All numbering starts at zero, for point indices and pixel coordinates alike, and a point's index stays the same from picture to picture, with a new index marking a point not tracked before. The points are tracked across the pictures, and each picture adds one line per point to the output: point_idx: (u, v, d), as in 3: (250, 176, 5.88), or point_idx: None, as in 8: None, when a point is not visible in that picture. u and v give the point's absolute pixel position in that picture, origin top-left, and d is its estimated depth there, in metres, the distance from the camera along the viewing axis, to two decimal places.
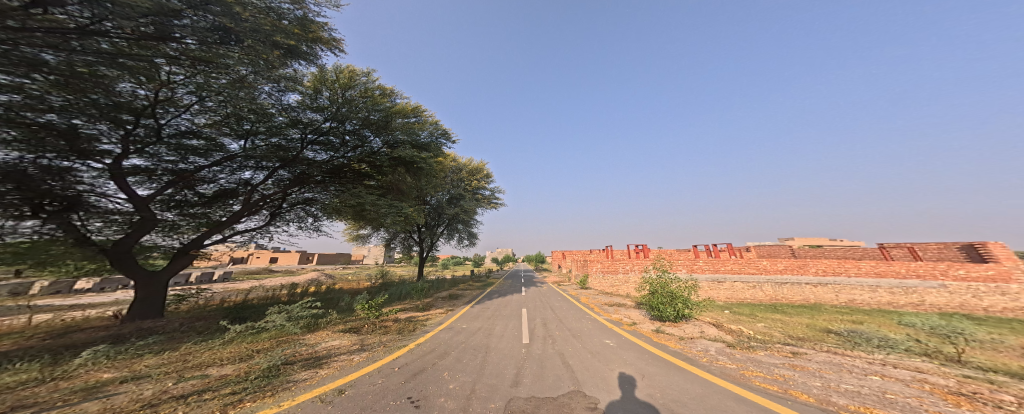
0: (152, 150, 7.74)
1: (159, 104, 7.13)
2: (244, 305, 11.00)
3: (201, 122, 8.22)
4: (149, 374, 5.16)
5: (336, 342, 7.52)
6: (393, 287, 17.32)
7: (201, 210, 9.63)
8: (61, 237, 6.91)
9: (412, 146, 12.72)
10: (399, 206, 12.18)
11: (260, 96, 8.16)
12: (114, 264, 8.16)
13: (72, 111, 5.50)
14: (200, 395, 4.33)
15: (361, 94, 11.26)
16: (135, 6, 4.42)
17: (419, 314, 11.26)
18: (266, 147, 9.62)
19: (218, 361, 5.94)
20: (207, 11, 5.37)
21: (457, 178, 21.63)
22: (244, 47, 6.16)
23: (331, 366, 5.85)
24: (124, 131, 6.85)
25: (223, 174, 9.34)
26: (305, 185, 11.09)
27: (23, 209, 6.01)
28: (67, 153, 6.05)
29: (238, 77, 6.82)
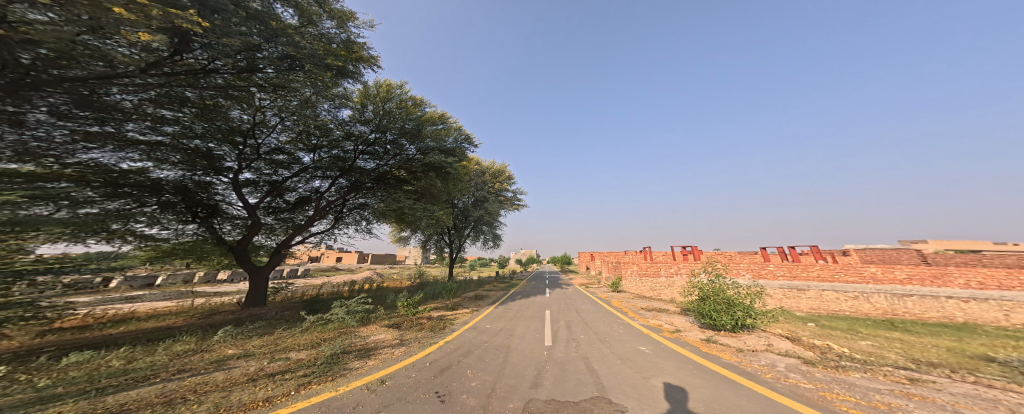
0: (255, 166, 9.46)
1: (256, 126, 8.62)
2: (316, 298, 12.44)
3: (284, 140, 9.66)
4: (256, 352, 6.19)
5: (383, 336, 8.21)
6: (427, 287, 18.39)
7: (289, 215, 10.97)
8: (208, 238, 8.60)
9: (440, 151, 13.33)
10: (432, 210, 13.05)
11: (321, 113, 9.49)
12: (239, 261, 9.46)
13: (209, 136, 7.11)
14: (281, 375, 5.09)
15: (397, 105, 11.91)
16: (231, 44, 5.49)
17: (448, 313, 11.75)
18: (329, 158, 10.89)
19: (298, 346, 6.88)
20: (278, 43, 6.35)
21: (480, 181, 22.10)
22: (305, 71, 7.33)
23: (378, 357, 6.42)
24: (237, 151, 8.47)
25: (301, 183, 10.81)
26: (361, 190, 12.27)
27: (186, 214, 7.83)
28: (206, 170, 7.75)
29: (304, 98, 8.17)
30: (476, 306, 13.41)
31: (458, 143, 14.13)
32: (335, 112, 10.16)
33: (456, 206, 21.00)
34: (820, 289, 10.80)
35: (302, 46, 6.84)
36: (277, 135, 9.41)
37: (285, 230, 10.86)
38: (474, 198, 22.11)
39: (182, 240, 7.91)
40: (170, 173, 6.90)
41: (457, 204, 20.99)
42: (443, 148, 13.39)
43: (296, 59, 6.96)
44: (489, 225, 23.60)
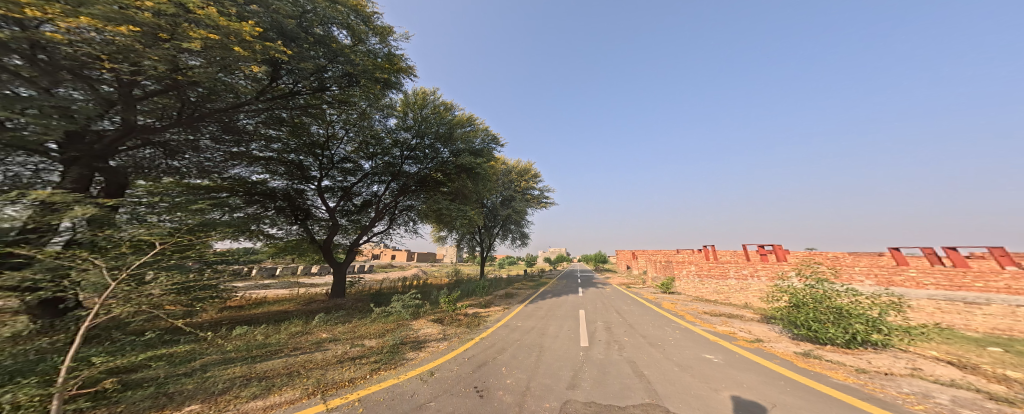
0: (332, 174, 10.72)
1: (329, 140, 9.80)
2: (378, 291, 13.68)
3: (350, 150, 10.78)
4: (341, 338, 6.92)
5: (429, 330, 8.58)
6: (461, 284, 19.09)
7: (356, 216, 12.04)
8: (305, 237, 9.98)
9: (472, 152, 13.33)
10: (465, 210, 13.11)
11: (374, 123, 10.57)
12: (325, 258, 10.78)
13: (299, 150, 8.60)
14: (358, 360, 5.61)
15: (432, 111, 12.21)
16: (304, 68, 6.73)
17: (483, 310, 11.84)
18: (383, 164, 11.87)
19: (369, 335, 7.56)
20: (338, 62, 7.31)
21: (508, 181, 21.93)
22: (360, 86, 8.13)
23: (421, 349, 6.77)
24: (318, 161, 9.80)
25: (364, 188, 11.87)
26: (408, 193, 12.95)
27: (291, 217, 9.25)
28: (298, 179, 9.08)
29: (361, 112, 9.22)
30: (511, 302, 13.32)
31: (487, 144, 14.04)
32: (380, 122, 11.01)
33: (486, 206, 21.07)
34: (1016, 304, 5.63)
35: (356, 63, 7.61)
36: (343, 146, 10.51)
37: (354, 231, 11.98)
38: (503, 198, 22.04)
39: (290, 238, 9.48)
40: (281, 184, 8.62)
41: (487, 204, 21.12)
42: (473, 149, 13.39)
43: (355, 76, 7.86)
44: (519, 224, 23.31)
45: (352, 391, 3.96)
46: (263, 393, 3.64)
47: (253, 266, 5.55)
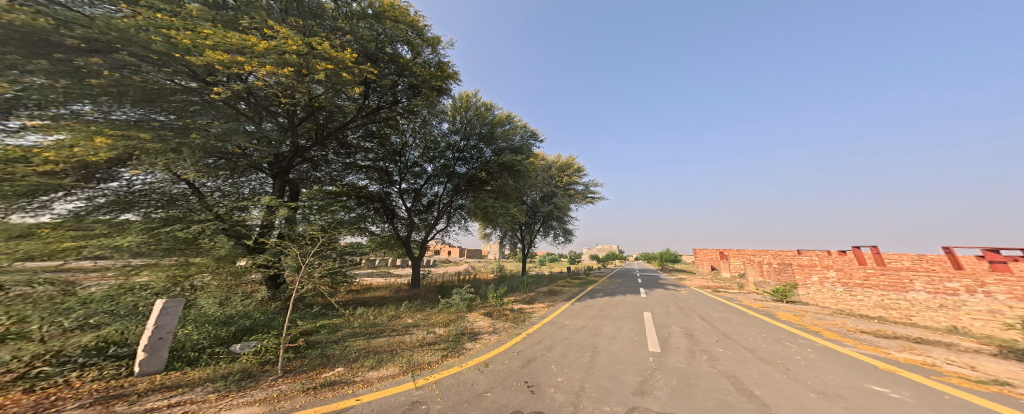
0: (410, 179, 11.84)
1: (403, 148, 10.96)
2: (439, 285, 14.48)
3: (417, 155, 11.63)
4: (419, 323, 7.53)
5: (479, 323, 8.46)
6: (507, 280, 18.95)
7: (425, 215, 12.68)
8: (389, 235, 11.41)
9: (512, 150, 13.18)
10: (509, 207, 12.79)
11: (433, 129, 11.55)
12: (405, 252, 12.08)
13: (384, 158, 10.32)
14: (431, 345, 5.97)
15: (475, 113, 12.52)
16: (384, 87, 8.43)
17: (529, 306, 11.10)
18: (440, 166, 12.07)
19: (439, 323, 7.95)
20: (402, 76, 8.78)
21: (546, 178, 21.19)
22: (421, 95, 9.43)
23: (472, 340, 6.67)
24: (397, 167, 11.07)
25: (431, 189, 12.54)
26: (461, 193, 13.09)
27: (378, 216, 10.77)
28: (383, 183, 10.52)
29: (421, 119, 10.42)
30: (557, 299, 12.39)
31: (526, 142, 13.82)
32: (434, 126, 11.65)
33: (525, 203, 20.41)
34: None
35: (417, 75, 8.93)
36: (413, 152, 11.47)
37: (423, 229, 12.56)
38: (541, 194, 21.31)
39: (380, 235, 11.04)
40: (375, 187, 10.41)
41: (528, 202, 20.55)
42: (513, 146, 13.24)
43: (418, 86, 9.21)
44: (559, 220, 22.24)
45: (427, 375, 4.20)
46: (372, 367, 4.27)
47: (365, 259, 6.55)
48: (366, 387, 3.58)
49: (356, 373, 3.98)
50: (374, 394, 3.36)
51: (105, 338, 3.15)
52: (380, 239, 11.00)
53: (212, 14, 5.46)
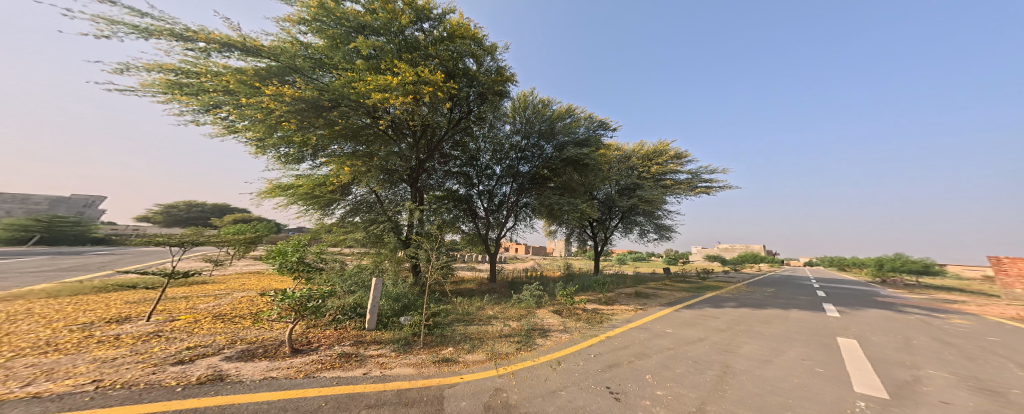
0: (485, 181, 12.78)
1: (478, 153, 12.21)
2: (509, 280, 15.10)
3: (487, 158, 12.57)
4: (498, 315, 8.21)
5: (552, 320, 8.53)
6: (576, 278, 18.37)
7: (497, 215, 13.41)
8: (469, 231, 12.74)
9: (576, 144, 12.84)
10: (577, 203, 12.36)
11: (498, 131, 12.32)
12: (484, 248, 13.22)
13: (464, 162, 12.03)
14: (509, 337, 6.40)
15: (533, 111, 12.63)
16: (463, 99, 10.21)
17: (605, 307, 10.48)
18: (506, 167, 12.64)
19: (510, 316, 8.40)
20: (470, 86, 10.04)
21: (620, 169, 19.33)
22: (488, 102, 10.66)
23: (548, 337, 6.76)
24: (474, 170, 12.32)
25: (503, 189, 13.22)
26: (526, 191, 13.41)
27: (461, 213, 12.23)
28: (464, 184, 12.16)
29: (486, 121, 11.32)
30: (642, 302, 11.20)
31: (588, 135, 13.22)
32: (499, 128, 12.33)
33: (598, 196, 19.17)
34: None
35: (481, 83, 10.05)
36: (484, 155, 12.51)
37: (496, 228, 13.27)
38: (619, 188, 19.41)
39: (463, 234, 12.32)
40: (463, 189, 12.29)
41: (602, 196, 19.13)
42: (576, 139, 12.98)
43: (485, 94, 10.40)
44: (649, 215, 19.54)
45: (507, 365, 4.58)
46: (469, 351, 4.96)
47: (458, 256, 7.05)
48: (465, 367, 4.26)
49: (460, 354, 4.73)
50: (473, 374, 4.03)
51: (355, 301, 6.02)
52: (466, 238, 12.43)
53: (368, 65, 8.38)
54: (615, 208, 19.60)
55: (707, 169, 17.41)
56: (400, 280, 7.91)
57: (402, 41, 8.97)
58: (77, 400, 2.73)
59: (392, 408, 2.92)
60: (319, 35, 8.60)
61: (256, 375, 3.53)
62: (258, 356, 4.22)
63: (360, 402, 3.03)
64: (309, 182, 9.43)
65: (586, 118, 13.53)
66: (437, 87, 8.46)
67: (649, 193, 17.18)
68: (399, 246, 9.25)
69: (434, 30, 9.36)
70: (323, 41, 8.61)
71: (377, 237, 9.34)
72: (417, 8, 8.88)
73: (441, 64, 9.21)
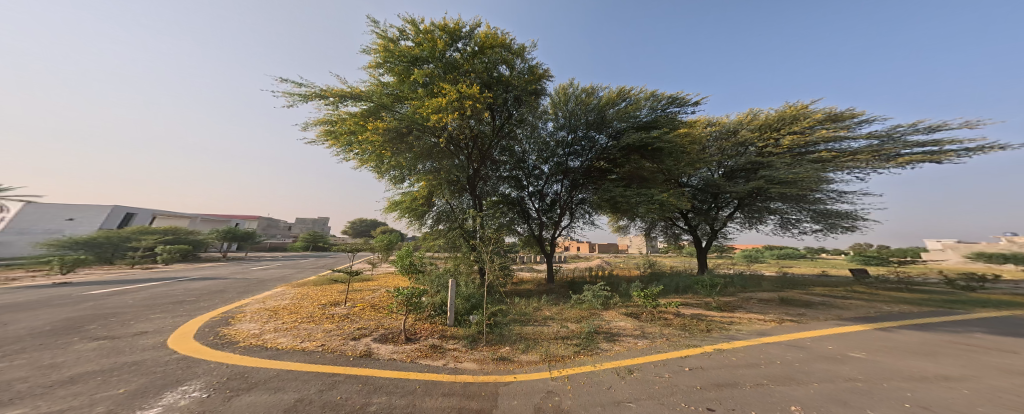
0: (536, 183, 11.57)
1: (524, 155, 11.14)
2: (572, 280, 13.21)
3: (533, 158, 11.21)
4: (556, 316, 7.06)
5: (625, 324, 6.39)
6: (665, 278, 13.15)
7: (552, 215, 12.05)
8: (525, 235, 11.67)
9: (636, 128, 10.53)
10: (652, 192, 10.01)
11: (541, 130, 11.02)
12: (541, 248, 12.33)
13: (511, 165, 11.05)
14: (565, 339, 5.29)
15: (579, 101, 10.64)
16: (498, 100, 9.56)
17: (714, 314, 7.19)
18: (553, 166, 11.15)
19: (565, 317, 7.03)
20: (500, 86, 9.42)
21: (718, 149, 13.21)
22: (522, 103, 10.01)
23: (622, 342, 5.08)
24: (524, 172, 11.21)
25: (553, 188, 11.69)
26: (580, 188, 11.71)
27: (516, 215, 11.40)
28: (516, 187, 11.37)
29: (526, 123, 10.41)
30: (796, 311, 7.29)
31: (647, 116, 10.69)
32: (540, 127, 10.95)
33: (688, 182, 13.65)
34: None
35: (515, 85, 9.50)
36: (530, 156, 11.27)
37: (552, 228, 12.11)
38: (722, 171, 13.35)
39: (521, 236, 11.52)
40: (514, 192, 11.46)
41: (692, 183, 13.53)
42: (639, 122, 10.64)
43: (521, 97, 9.80)
44: (794, 201, 11.79)
45: (562, 368, 3.92)
46: (523, 351, 4.64)
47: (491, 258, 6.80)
48: (520, 368, 3.98)
49: (514, 354, 4.48)
50: (528, 374, 3.71)
51: (440, 299, 6.24)
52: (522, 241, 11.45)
53: (427, 90, 8.66)
54: (727, 195, 13.13)
55: (911, 127, 10.64)
56: (473, 280, 7.73)
57: (444, 64, 8.77)
58: (314, 354, 3.95)
59: (453, 400, 2.86)
60: (390, 74, 9.00)
61: (386, 356, 4.11)
62: (388, 339, 4.90)
63: (438, 389, 3.11)
64: (408, 197, 10.28)
65: (648, 97, 10.74)
66: (475, 98, 8.29)
67: (779, 173, 10.80)
68: (470, 249, 9.09)
69: (468, 46, 8.95)
70: (393, 77, 8.93)
71: (454, 244, 9.67)
72: (450, 30, 8.68)
73: (475, 78, 8.94)
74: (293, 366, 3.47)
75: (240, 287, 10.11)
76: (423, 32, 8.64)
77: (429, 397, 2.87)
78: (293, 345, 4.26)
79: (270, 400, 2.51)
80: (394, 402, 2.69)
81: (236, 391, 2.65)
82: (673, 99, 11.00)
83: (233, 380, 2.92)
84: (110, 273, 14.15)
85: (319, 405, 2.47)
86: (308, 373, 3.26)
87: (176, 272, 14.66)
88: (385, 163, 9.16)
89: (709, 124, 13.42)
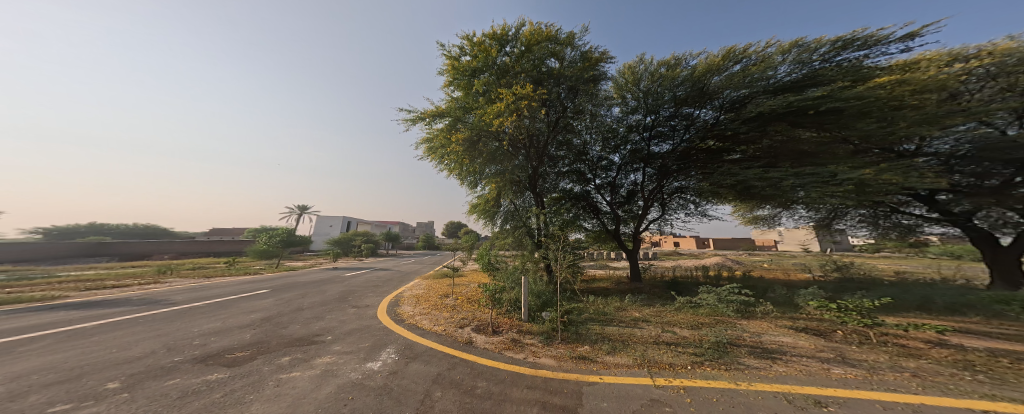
0: (604, 176, 10.20)
1: (585, 146, 9.95)
2: (674, 280, 10.26)
3: (597, 149, 9.95)
4: (652, 319, 5.35)
5: (787, 339, 3.71)
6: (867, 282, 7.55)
7: (628, 207, 10.38)
8: (598, 230, 10.71)
9: (770, 93, 6.91)
10: (829, 164, 6.12)
11: (607, 114, 9.48)
12: (617, 243, 10.86)
13: (571, 159, 10.17)
14: (675, 346, 3.55)
15: (656, 69, 8.15)
16: (552, 99, 8.97)
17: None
18: (628, 154, 9.27)
19: (678, 323, 4.86)
20: (552, 83, 8.80)
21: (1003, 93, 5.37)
22: (579, 93, 8.98)
23: (786, 363, 2.82)
24: (586, 164, 10.19)
25: (625, 178, 10.08)
26: (672, 176, 9.04)
27: (585, 209, 10.48)
28: (580, 181, 10.37)
29: (587, 114, 9.31)
30: None
31: (787, 77, 6.81)
32: (603, 115, 9.51)
33: (917, 151, 6.03)
34: None
35: (571, 76, 8.76)
36: (594, 147, 10.01)
37: (629, 222, 10.47)
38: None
39: (590, 231, 10.61)
40: (578, 187, 10.41)
41: (925, 160, 5.91)
42: (774, 84, 6.95)
43: (576, 87, 8.90)
44: None
45: (675, 377, 2.57)
46: (609, 352, 3.57)
47: (561, 260, 6.53)
48: (610, 369, 3.02)
49: (598, 354, 3.53)
50: (619, 377, 2.75)
51: (515, 296, 6.32)
52: (591, 236, 10.67)
53: (485, 97, 8.92)
54: None
55: None
56: (540, 278, 7.64)
57: (496, 70, 8.88)
58: (448, 338, 4.67)
59: (537, 393, 2.59)
60: (459, 89, 9.62)
61: (480, 345, 4.44)
62: (481, 330, 5.32)
63: (522, 381, 2.90)
64: (484, 199, 10.60)
65: (788, 48, 6.83)
66: (530, 97, 8.14)
67: None
68: (535, 248, 8.95)
69: (516, 48, 8.96)
70: (461, 92, 9.52)
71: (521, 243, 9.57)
72: (498, 37, 8.86)
73: (527, 78, 8.72)
74: (432, 344, 4.11)
75: (394, 276, 13.21)
76: (476, 44, 9.00)
77: (516, 388, 2.70)
78: (430, 327, 5.19)
79: (424, 369, 2.97)
80: (491, 388, 2.68)
81: (407, 358, 3.27)
82: (846, 40, 6.61)
83: (406, 348, 3.64)
84: (346, 262, 22.13)
85: (448, 382, 2.73)
86: (434, 353, 3.66)
87: (368, 263, 20.94)
88: (464, 171, 10.05)
89: (942, 64, 5.72)
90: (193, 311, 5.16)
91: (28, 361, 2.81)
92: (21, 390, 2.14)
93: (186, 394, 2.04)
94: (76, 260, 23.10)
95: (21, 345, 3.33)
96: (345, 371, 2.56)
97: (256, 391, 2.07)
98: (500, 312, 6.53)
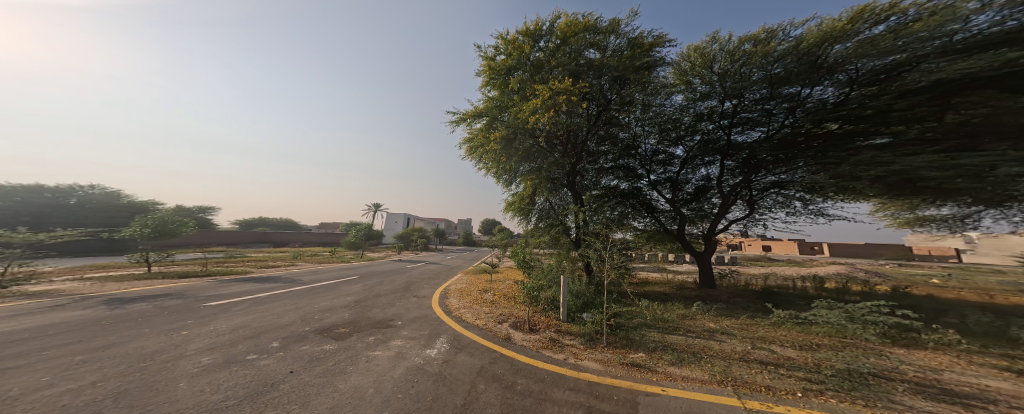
0: (665, 170, 9.55)
1: (637, 139, 9.36)
2: (770, 290, 9.00)
3: (654, 142, 9.26)
4: (736, 332, 4.82)
5: (1000, 385, 2.83)
6: None
7: (697, 205, 9.46)
8: (653, 230, 10.06)
9: (954, 54, 4.39)
10: None
11: (665, 102, 8.72)
12: (680, 244, 10.01)
13: (619, 155, 9.68)
14: (775, 368, 3.15)
15: (733, 49, 7.11)
16: (593, 90, 8.49)
17: None
18: (696, 146, 8.61)
19: (778, 342, 4.27)
20: (599, 75, 8.34)
21: None
22: (628, 81, 8.35)
23: (982, 411, 2.23)
24: (637, 158, 9.61)
25: (692, 173, 9.31)
26: (760, 170, 7.87)
27: (636, 206, 9.80)
28: (631, 179, 9.83)
29: (639, 104, 8.60)
30: None
31: (995, 29, 4.20)
32: (663, 104, 8.75)
33: None
34: None
35: (616, 66, 8.24)
36: (648, 140, 9.34)
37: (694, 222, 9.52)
38: None
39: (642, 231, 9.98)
40: (625, 184, 9.95)
41: None
42: (965, 41, 4.36)
43: (624, 76, 8.32)
44: None
45: (776, 404, 2.31)
46: (674, 363, 3.35)
47: (605, 256, 6.29)
48: (672, 381, 2.86)
49: (657, 364, 3.34)
50: (684, 392, 2.59)
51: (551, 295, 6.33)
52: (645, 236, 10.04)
53: (518, 90, 8.94)
54: None
55: None
56: (579, 278, 7.42)
57: (529, 67, 8.85)
58: (496, 335, 4.84)
59: (581, 396, 2.57)
60: (495, 89, 9.86)
61: (519, 341, 4.57)
62: (518, 326, 5.44)
63: (563, 382, 2.89)
64: (519, 197, 10.65)
65: None
66: (569, 91, 7.81)
67: None
68: (572, 246, 8.72)
69: (551, 42, 8.81)
70: (497, 91, 9.74)
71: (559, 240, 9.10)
72: (532, 32, 8.82)
73: (563, 71, 8.47)
74: (478, 339, 4.33)
75: (444, 270, 14.11)
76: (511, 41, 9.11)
77: (557, 389, 2.72)
78: (473, 321, 5.47)
79: (472, 362, 3.16)
80: (531, 386, 2.73)
81: (455, 348, 3.53)
82: None
83: (456, 340, 3.89)
84: (411, 255, 24.59)
85: (488, 375, 2.87)
86: (482, 347, 3.85)
87: (430, 257, 22.87)
88: (500, 170, 10.27)
89: None
90: (315, 289, 6.37)
91: (236, 317, 3.85)
92: (234, 339, 2.96)
93: (315, 358, 2.52)
94: (252, 246, 30.40)
95: (234, 305, 4.55)
96: (412, 355, 2.89)
97: (354, 363, 2.45)
98: (536, 310, 6.51)
